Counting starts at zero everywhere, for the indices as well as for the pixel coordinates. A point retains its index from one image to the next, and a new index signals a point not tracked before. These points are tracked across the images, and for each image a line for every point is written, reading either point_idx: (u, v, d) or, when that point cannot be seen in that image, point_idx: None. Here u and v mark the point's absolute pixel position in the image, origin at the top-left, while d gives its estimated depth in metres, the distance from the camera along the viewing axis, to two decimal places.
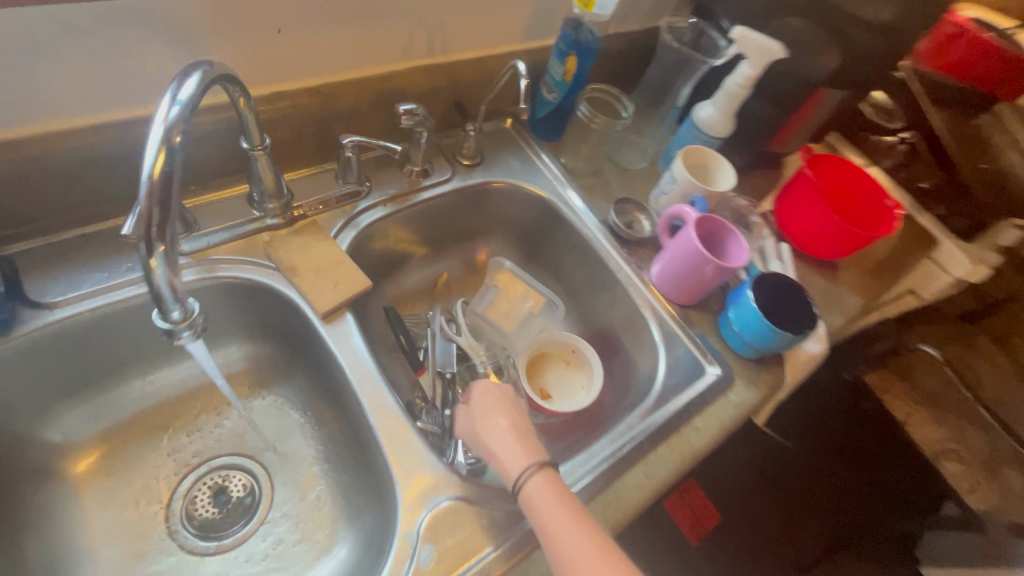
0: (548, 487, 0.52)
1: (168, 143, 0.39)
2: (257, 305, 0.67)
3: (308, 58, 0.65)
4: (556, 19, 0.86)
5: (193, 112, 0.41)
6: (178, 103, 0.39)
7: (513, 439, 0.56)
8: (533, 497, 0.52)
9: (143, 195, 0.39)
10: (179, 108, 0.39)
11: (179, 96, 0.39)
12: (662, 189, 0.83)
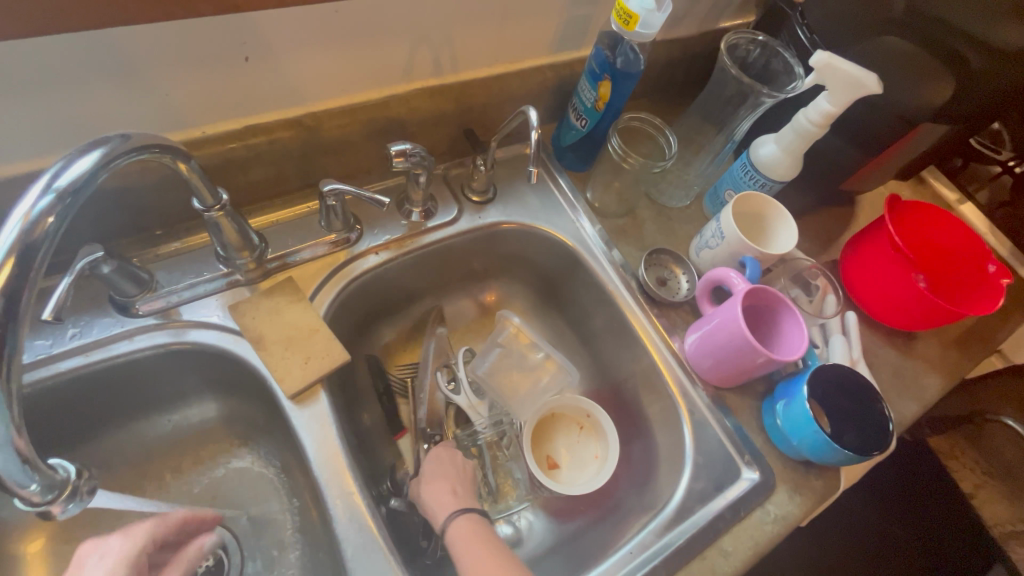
0: (468, 528, 0.55)
1: (20, 247, 0.31)
2: (224, 367, 0.59)
3: (285, 86, 0.55)
4: (591, 29, 0.72)
5: (75, 201, 0.33)
6: (48, 194, 0.32)
7: (450, 494, 0.58)
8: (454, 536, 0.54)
9: None
10: (46, 200, 0.32)
11: (51, 184, 0.32)
12: (706, 242, 0.70)
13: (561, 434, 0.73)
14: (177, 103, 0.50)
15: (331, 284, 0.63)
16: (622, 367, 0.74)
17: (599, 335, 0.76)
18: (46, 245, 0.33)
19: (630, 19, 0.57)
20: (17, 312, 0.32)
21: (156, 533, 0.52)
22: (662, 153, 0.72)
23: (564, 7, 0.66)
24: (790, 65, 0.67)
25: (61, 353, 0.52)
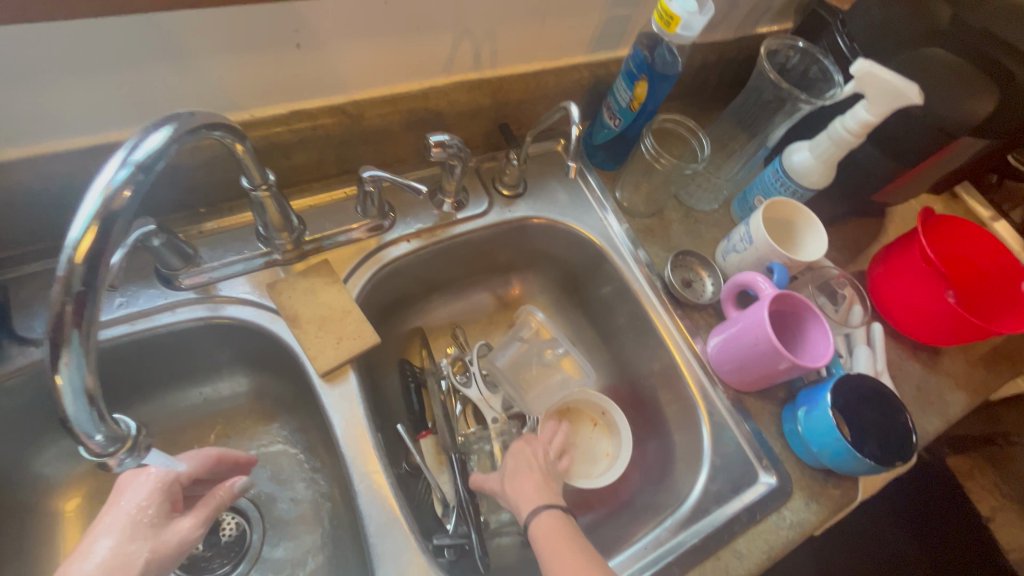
0: (552, 522, 0.55)
1: (102, 216, 0.32)
2: (258, 343, 0.61)
3: (333, 74, 0.57)
4: (629, 30, 0.72)
5: (149, 173, 0.34)
6: (126, 166, 0.33)
7: (535, 484, 0.59)
8: (541, 531, 0.54)
9: (63, 281, 0.33)
10: (123, 173, 0.33)
11: (129, 157, 0.33)
12: (734, 246, 0.70)
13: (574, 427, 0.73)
14: (228, 84, 0.52)
15: (365, 269, 0.65)
16: (641, 365, 0.75)
17: (620, 333, 0.77)
18: (123, 216, 0.34)
19: (671, 20, 0.57)
20: (96, 278, 0.34)
21: (182, 472, 0.51)
22: (694, 156, 0.73)
23: (603, 8, 0.66)
24: (830, 71, 0.67)
25: (107, 322, 0.54)
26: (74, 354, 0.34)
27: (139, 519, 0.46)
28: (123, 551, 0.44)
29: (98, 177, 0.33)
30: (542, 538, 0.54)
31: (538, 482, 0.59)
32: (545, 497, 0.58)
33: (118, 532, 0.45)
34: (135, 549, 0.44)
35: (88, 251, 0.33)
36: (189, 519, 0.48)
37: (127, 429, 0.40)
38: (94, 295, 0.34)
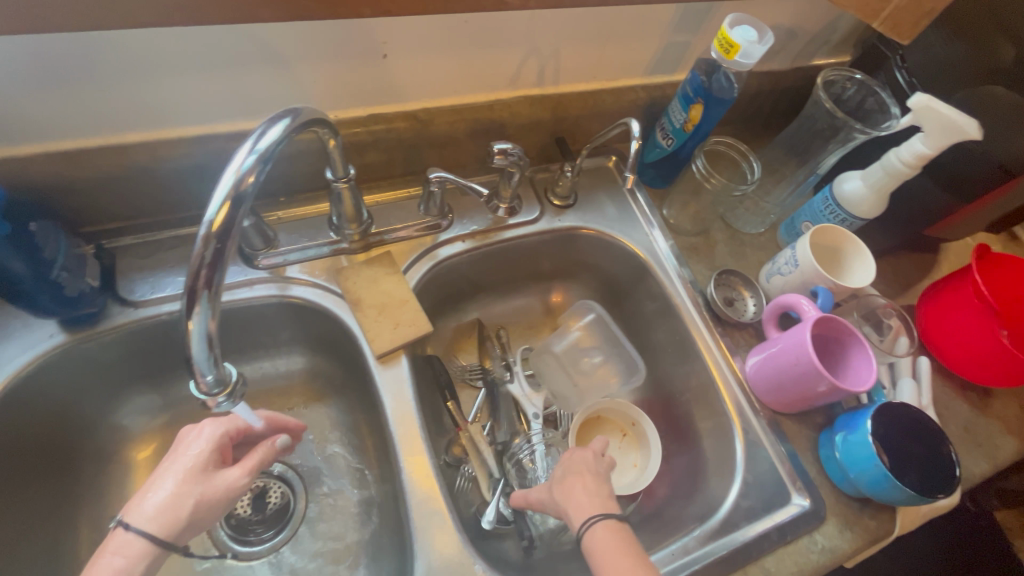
0: (608, 535, 0.47)
1: (235, 196, 0.37)
2: (320, 324, 0.66)
3: (411, 83, 0.62)
4: (686, 57, 0.76)
5: (270, 160, 0.39)
6: (254, 153, 0.37)
7: (587, 492, 0.51)
8: (595, 544, 0.47)
9: (199, 246, 0.37)
10: (252, 159, 0.37)
11: (257, 146, 0.37)
12: (779, 269, 0.71)
13: (604, 437, 0.74)
14: (321, 88, 0.58)
15: (421, 267, 0.69)
16: (677, 379, 0.76)
17: (658, 346, 0.79)
18: (250, 197, 0.38)
19: (731, 48, 0.60)
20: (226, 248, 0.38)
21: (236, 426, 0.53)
22: (744, 179, 0.75)
23: (663, 34, 0.70)
24: (887, 103, 0.68)
25: None
26: (205, 306, 0.38)
27: (195, 464, 0.48)
28: (178, 493, 0.46)
29: (230, 161, 0.37)
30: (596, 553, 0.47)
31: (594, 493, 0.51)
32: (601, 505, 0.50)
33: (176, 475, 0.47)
34: (188, 492, 0.46)
35: (222, 224, 0.37)
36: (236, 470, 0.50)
37: (229, 376, 0.43)
38: (221, 261, 0.37)
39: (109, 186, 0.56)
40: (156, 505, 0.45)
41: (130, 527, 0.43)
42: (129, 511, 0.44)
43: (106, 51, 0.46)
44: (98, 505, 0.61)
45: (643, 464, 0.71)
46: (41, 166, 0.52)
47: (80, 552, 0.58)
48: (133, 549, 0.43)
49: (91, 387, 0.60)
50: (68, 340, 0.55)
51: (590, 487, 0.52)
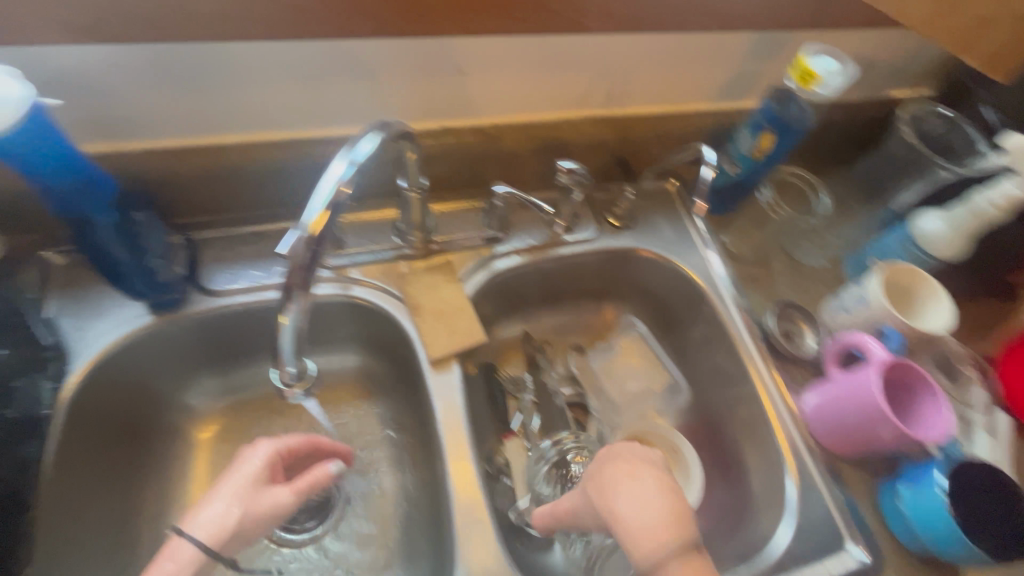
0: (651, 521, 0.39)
1: (332, 202, 0.39)
2: (377, 325, 0.69)
3: (484, 99, 0.64)
4: (757, 84, 0.75)
5: (363, 170, 0.41)
6: (351, 163, 0.39)
7: (636, 478, 0.42)
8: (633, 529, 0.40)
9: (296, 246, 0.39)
10: (348, 169, 0.39)
11: (354, 156, 0.39)
12: (843, 305, 0.68)
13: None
14: (400, 101, 0.61)
15: (476, 278, 0.70)
16: (727, 411, 0.74)
17: (708, 375, 0.77)
18: (344, 205, 0.40)
19: (809, 78, 0.59)
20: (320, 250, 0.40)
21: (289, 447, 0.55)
22: (811, 210, 0.73)
23: (735, 61, 0.70)
24: (974, 138, 0.68)
25: (266, 285, 0.63)
26: (298, 303, 0.41)
27: (248, 481, 0.50)
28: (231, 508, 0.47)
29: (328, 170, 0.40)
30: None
31: (664, 520, 0.39)
32: (675, 537, 0.39)
33: (228, 490, 0.49)
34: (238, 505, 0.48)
35: (319, 228, 0.39)
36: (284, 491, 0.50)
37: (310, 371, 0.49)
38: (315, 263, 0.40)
39: (201, 182, 0.60)
40: (210, 516, 0.47)
41: (191, 534, 0.45)
42: (188, 521, 0.46)
43: (216, 60, 0.51)
44: (160, 480, 0.64)
45: None
46: (146, 159, 0.56)
47: (141, 523, 0.61)
48: (188, 557, 0.44)
49: (166, 366, 0.64)
50: (152, 321, 0.60)
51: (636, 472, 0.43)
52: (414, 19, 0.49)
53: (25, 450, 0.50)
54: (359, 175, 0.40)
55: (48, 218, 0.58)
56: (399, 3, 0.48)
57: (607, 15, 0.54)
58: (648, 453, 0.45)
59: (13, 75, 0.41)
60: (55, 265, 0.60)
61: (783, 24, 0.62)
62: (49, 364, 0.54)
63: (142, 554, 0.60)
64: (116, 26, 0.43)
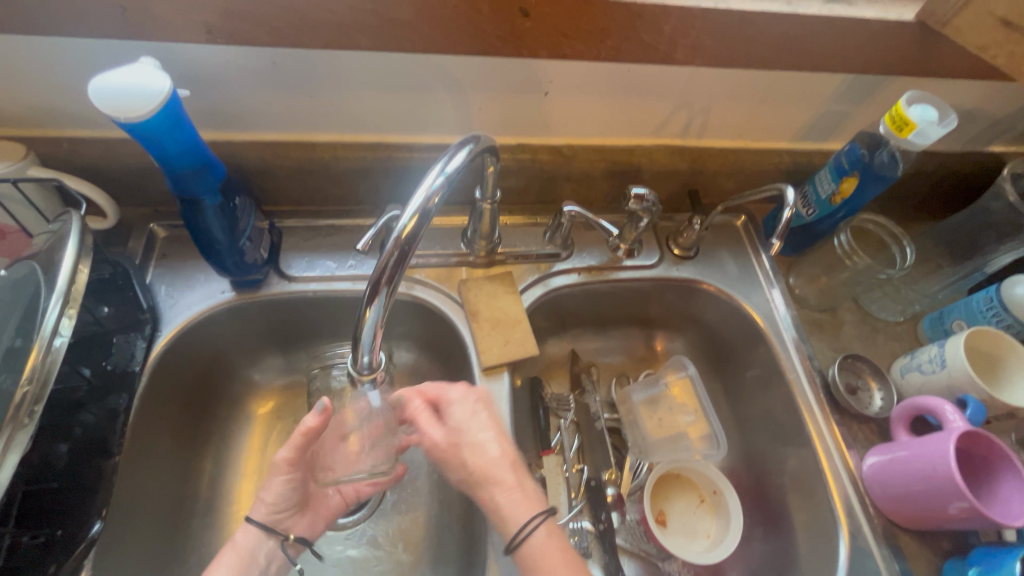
0: (552, 538, 0.50)
1: (423, 210, 0.40)
2: (434, 326, 0.71)
3: (563, 120, 0.66)
4: (841, 128, 0.73)
5: (453, 181, 0.43)
6: (444, 174, 0.41)
7: (518, 494, 0.52)
8: (535, 550, 0.49)
9: (388, 248, 0.41)
10: (441, 180, 0.41)
11: (448, 168, 0.41)
12: (919, 365, 0.65)
13: (680, 498, 0.71)
14: (484, 115, 0.63)
15: (533, 293, 0.72)
16: (777, 459, 0.71)
17: (760, 419, 0.74)
18: (433, 213, 0.42)
19: (905, 126, 0.57)
20: (407, 254, 0.42)
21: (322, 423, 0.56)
22: (892, 263, 0.70)
23: (821, 103, 0.69)
24: None
25: (338, 277, 0.67)
26: (381, 302, 0.42)
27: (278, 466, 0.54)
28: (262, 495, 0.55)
29: (421, 179, 0.42)
30: (534, 560, 0.49)
31: (507, 490, 0.52)
32: (528, 511, 0.51)
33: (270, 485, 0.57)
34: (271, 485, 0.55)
35: (409, 233, 0.41)
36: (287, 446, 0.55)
37: (379, 363, 0.48)
38: (402, 266, 0.41)
39: (294, 175, 0.65)
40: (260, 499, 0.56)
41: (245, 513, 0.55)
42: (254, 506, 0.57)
43: (326, 66, 0.55)
44: (220, 446, 0.69)
45: (719, 537, 0.67)
46: (251, 150, 0.61)
47: (199, 483, 0.65)
48: (251, 531, 0.54)
49: (238, 340, 0.69)
50: (233, 298, 0.64)
51: (514, 491, 0.52)
52: (511, 41, 0.52)
53: (115, 401, 0.54)
54: (449, 186, 0.42)
55: (160, 195, 0.64)
56: (500, 25, 0.50)
57: (698, 49, 0.55)
58: (473, 394, 0.57)
59: (157, 68, 0.44)
60: (159, 237, 0.66)
61: (880, 70, 0.60)
62: (143, 326, 0.60)
63: (196, 513, 0.64)
64: (249, 31, 0.47)
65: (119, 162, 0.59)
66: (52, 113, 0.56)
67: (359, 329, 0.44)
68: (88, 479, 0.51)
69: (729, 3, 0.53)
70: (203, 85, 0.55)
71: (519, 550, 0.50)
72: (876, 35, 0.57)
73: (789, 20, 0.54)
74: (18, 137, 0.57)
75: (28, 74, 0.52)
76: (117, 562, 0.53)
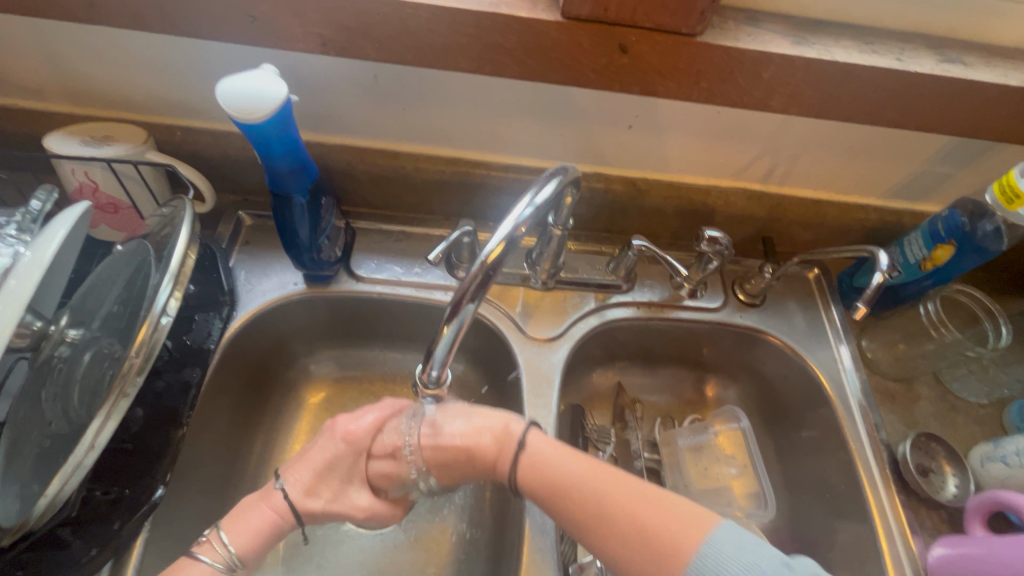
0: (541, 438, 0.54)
1: (509, 240, 0.42)
2: (486, 340, 0.72)
3: (642, 154, 0.66)
4: (939, 190, 0.69)
5: (539, 214, 0.44)
6: (533, 206, 0.43)
7: (499, 418, 0.57)
8: (529, 456, 0.53)
9: (472, 271, 0.42)
10: (529, 211, 0.43)
11: (536, 200, 0.43)
12: (1003, 456, 0.60)
13: None
14: (565, 142, 0.64)
15: (588, 322, 0.71)
16: (827, 532, 0.67)
17: (813, 484, 0.70)
18: (518, 244, 0.43)
19: (1016, 199, 0.53)
20: (489, 279, 0.43)
21: (370, 404, 0.61)
22: (984, 341, 0.65)
23: (921, 162, 0.66)
24: None
25: (403, 282, 0.69)
26: (459, 321, 0.43)
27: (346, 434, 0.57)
28: (321, 485, 0.55)
29: (510, 209, 0.43)
30: (536, 465, 0.52)
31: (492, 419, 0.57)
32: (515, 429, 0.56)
33: (309, 462, 0.55)
34: (321, 449, 0.56)
35: (494, 258, 0.42)
36: (351, 421, 0.58)
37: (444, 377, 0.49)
38: (484, 290, 0.42)
39: (375, 180, 0.68)
40: (305, 482, 0.54)
41: (285, 495, 0.53)
42: (280, 472, 0.55)
43: (424, 83, 0.57)
44: (270, 429, 0.71)
45: None
46: (341, 154, 0.65)
47: (247, 462, 0.68)
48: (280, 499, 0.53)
49: (302, 329, 0.72)
50: (304, 290, 0.67)
51: (489, 420, 0.57)
52: (605, 74, 0.52)
53: (189, 375, 0.58)
54: (536, 217, 0.43)
55: (253, 185, 0.69)
56: (597, 58, 0.51)
57: (794, 98, 0.53)
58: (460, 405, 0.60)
59: (275, 74, 0.47)
60: (245, 224, 0.71)
61: (993, 135, 0.57)
62: (222, 307, 0.64)
63: (241, 490, 0.67)
64: (359, 46, 0.50)
65: (224, 153, 0.64)
66: (172, 103, 0.61)
67: (434, 343, 0.45)
68: (157, 444, 0.54)
69: (834, 53, 0.51)
70: (308, 90, 0.59)
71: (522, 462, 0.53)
72: (996, 100, 0.53)
73: (901, 76, 0.51)
74: (139, 121, 0.63)
75: (159, 67, 0.57)
76: (170, 526, 0.56)
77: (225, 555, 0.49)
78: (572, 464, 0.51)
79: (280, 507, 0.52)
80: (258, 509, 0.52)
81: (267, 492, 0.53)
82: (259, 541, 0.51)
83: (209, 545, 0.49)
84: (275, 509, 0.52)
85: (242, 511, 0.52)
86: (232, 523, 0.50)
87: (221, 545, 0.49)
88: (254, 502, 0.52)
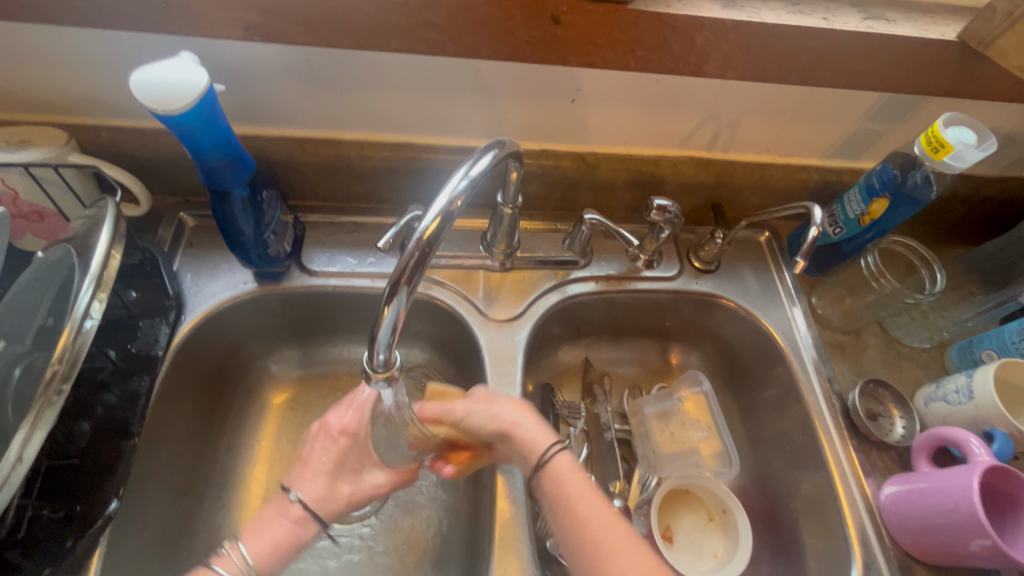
0: (567, 465, 0.52)
1: (443, 213, 0.41)
2: (448, 327, 0.72)
3: (589, 128, 0.66)
4: (873, 146, 0.72)
5: (476, 186, 0.43)
6: (468, 178, 0.42)
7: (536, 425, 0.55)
8: (547, 475, 0.52)
9: (408, 246, 0.42)
10: (464, 183, 0.42)
11: (471, 172, 0.42)
12: (944, 395, 0.63)
13: (687, 515, 0.69)
14: (510, 120, 0.64)
15: (549, 299, 0.72)
16: (790, 482, 0.69)
17: (774, 441, 0.72)
18: (452, 218, 0.43)
19: (941, 148, 0.56)
20: (427, 255, 0.42)
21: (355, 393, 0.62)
22: (922, 287, 0.68)
23: (855, 120, 0.68)
24: None
25: (358, 273, 0.68)
26: (400, 300, 0.43)
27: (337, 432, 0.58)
28: (332, 486, 0.56)
29: (445, 183, 0.43)
30: (555, 488, 0.51)
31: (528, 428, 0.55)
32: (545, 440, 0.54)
33: (310, 465, 0.57)
34: (315, 452, 0.58)
35: (431, 234, 0.42)
36: (343, 416, 0.59)
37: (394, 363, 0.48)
38: (422, 267, 0.42)
39: (320, 170, 0.66)
40: (320, 486, 0.56)
41: (301, 500, 0.54)
42: (289, 484, 0.56)
43: (359, 67, 0.56)
44: (234, 433, 0.70)
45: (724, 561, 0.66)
46: (281, 145, 0.63)
47: (211, 468, 0.66)
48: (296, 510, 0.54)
49: (259, 330, 0.70)
50: (255, 289, 0.66)
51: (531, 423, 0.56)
52: (542, 48, 0.52)
53: (138, 384, 0.56)
54: (472, 190, 0.43)
55: (191, 185, 0.66)
56: (531, 31, 0.50)
57: (729, 62, 0.54)
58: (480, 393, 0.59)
59: (194, 61, 0.45)
60: (188, 226, 0.68)
61: (917, 91, 0.59)
62: (168, 312, 0.61)
63: (208, 499, 0.65)
64: (284, 29, 0.48)
65: (156, 152, 0.61)
66: (93, 102, 0.58)
67: (375, 327, 0.44)
68: (110, 458, 0.52)
69: (763, 16, 0.52)
70: (237, 80, 0.57)
71: (541, 475, 0.53)
72: (917, 53, 0.55)
73: (825, 36, 0.53)
74: (61, 122, 0.60)
75: (75, 64, 0.54)
76: (130, 540, 0.54)
77: (246, 568, 0.50)
78: (578, 494, 0.50)
79: (297, 515, 0.54)
80: (277, 522, 0.53)
81: (281, 504, 0.54)
82: (279, 554, 0.52)
83: (227, 557, 0.50)
84: (291, 517, 0.54)
85: (260, 524, 0.53)
86: (249, 534, 0.52)
87: (240, 558, 0.50)
88: (272, 515, 0.54)
